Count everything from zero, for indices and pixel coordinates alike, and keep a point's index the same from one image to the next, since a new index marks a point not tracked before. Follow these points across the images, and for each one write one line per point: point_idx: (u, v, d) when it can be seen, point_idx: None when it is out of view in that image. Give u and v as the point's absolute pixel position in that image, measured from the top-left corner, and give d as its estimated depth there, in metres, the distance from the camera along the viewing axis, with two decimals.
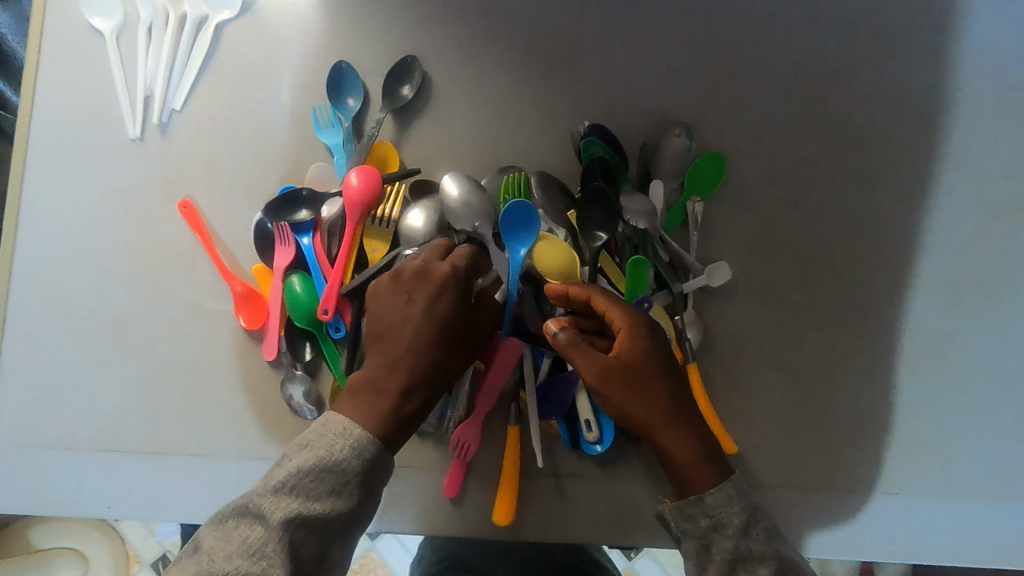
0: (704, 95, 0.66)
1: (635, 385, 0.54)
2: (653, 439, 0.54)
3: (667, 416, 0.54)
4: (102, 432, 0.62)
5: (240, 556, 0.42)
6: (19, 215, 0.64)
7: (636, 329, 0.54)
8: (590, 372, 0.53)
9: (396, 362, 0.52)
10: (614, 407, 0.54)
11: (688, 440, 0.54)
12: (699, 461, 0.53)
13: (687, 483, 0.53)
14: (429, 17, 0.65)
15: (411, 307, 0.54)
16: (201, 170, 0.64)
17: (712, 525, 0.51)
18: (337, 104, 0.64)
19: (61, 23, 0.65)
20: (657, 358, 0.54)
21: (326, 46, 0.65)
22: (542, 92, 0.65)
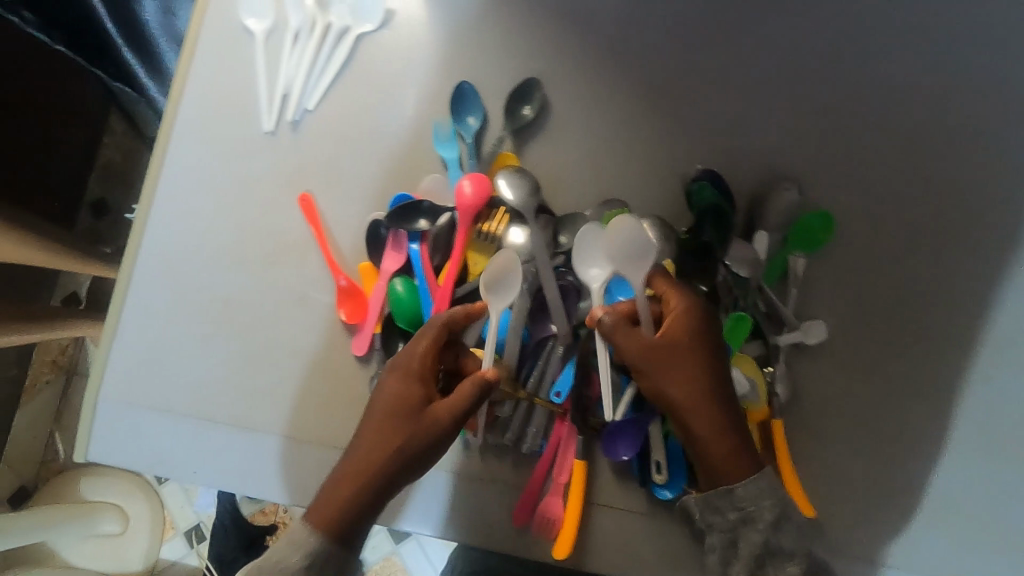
0: (819, 153, 0.66)
1: (658, 363, 0.54)
2: (684, 422, 0.54)
3: (710, 409, 0.54)
4: (197, 401, 0.66)
5: (283, 552, 0.51)
6: (154, 192, 0.69)
7: (693, 312, 0.54)
8: (628, 350, 0.53)
9: (351, 454, 0.54)
10: (649, 385, 0.54)
11: (722, 433, 0.54)
12: (737, 459, 0.53)
13: (722, 477, 0.54)
14: (558, 49, 0.68)
15: (384, 396, 0.55)
16: (323, 168, 0.68)
17: (742, 519, 0.53)
18: (458, 121, 0.67)
19: (221, 20, 0.70)
20: (697, 344, 0.54)
21: (457, 67, 0.69)
22: (655, 132, 0.67)
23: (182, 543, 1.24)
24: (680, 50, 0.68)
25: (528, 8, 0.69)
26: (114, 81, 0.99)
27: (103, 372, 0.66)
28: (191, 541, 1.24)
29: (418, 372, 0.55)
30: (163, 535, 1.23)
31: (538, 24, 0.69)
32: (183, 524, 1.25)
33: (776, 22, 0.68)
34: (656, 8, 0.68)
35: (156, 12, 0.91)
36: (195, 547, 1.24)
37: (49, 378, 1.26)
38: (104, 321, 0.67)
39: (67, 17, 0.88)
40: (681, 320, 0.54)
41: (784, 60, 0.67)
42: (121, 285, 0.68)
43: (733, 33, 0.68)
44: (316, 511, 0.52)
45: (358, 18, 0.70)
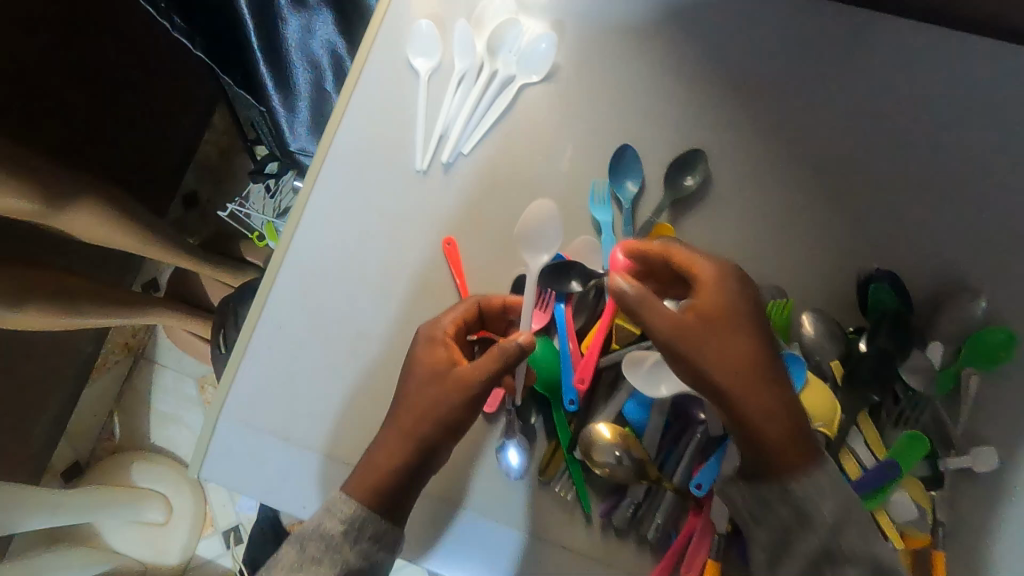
0: (1011, 267, 0.61)
1: (693, 343, 0.47)
2: (733, 408, 0.47)
3: (750, 378, 0.47)
4: (315, 433, 0.64)
5: (320, 517, 0.51)
6: (301, 217, 0.69)
7: (723, 282, 0.49)
8: (660, 322, 0.47)
9: (395, 419, 0.54)
10: (685, 372, 0.48)
11: (772, 411, 0.47)
12: (787, 437, 0.47)
13: (778, 471, 0.48)
14: (726, 121, 0.66)
15: (413, 363, 0.56)
16: (470, 213, 0.67)
17: (797, 519, 0.48)
18: (615, 183, 0.66)
19: (387, 54, 0.71)
20: (734, 317, 0.48)
21: (618, 128, 0.67)
22: (823, 218, 0.63)
23: (219, 542, 1.30)
24: (865, 138, 0.64)
25: (705, 78, 0.67)
26: (240, 90, 1.03)
27: (228, 391, 0.66)
28: (228, 542, 1.30)
29: (438, 334, 0.57)
30: (202, 531, 1.30)
31: (713, 95, 0.66)
32: (223, 522, 1.31)
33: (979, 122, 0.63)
34: (845, 92, 0.65)
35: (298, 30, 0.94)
36: (231, 549, 1.29)
37: (118, 359, 1.38)
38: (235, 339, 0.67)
39: (213, 26, 0.96)
40: (715, 287, 0.48)
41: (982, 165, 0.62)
42: (257, 305, 0.67)
43: (929, 127, 0.63)
44: (360, 475, 0.53)
45: (522, 70, 0.69)
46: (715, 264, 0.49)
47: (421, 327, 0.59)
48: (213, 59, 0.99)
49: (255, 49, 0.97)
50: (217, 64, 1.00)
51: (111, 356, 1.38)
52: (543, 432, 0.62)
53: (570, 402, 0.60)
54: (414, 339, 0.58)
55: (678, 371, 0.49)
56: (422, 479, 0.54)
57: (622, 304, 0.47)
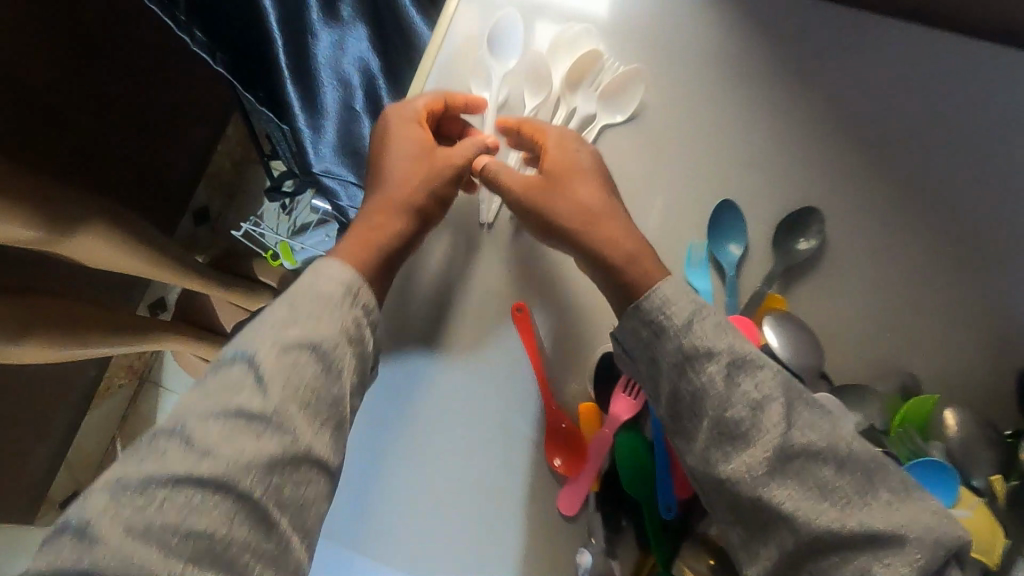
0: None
1: (555, 186, 0.54)
2: (575, 239, 0.52)
3: (603, 216, 0.52)
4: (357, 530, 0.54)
5: (311, 324, 0.44)
6: None
7: (579, 146, 0.55)
8: (506, 180, 0.55)
9: (379, 190, 0.53)
10: (550, 208, 0.53)
11: (587, 206, 0.53)
12: (637, 262, 0.50)
13: (634, 285, 0.49)
14: (844, 173, 0.57)
15: (392, 139, 0.55)
16: (545, 277, 0.58)
17: (690, 358, 0.45)
18: (716, 246, 0.56)
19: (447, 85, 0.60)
20: (583, 154, 0.55)
21: (718, 178, 0.58)
22: (960, 293, 0.54)
23: None
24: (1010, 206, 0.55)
25: (821, 126, 0.57)
26: (262, 109, 0.88)
27: None
28: None
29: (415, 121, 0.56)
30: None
31: (831, 147, 0.57)
32: None
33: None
34: (988, 151, 0.56)
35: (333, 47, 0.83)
36: None
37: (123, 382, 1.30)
38: None
39: (236, 40, 0.83)
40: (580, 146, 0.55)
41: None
42: None
43: None
44: (347, 249, 0.49)
45: (604, 107, 0.60)
46: (565, 131, 0.56)
47: (387, 114, 0.57)
48: (235, 78, 0.85)
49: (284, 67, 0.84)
50: (237, 81, 0.85)
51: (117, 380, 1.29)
52: (631, 541, 0.53)
53: (667, 510, 0.51)
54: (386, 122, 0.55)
55: (540, 237, 0.55)
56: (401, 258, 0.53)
57: (486, 180, 0.56)
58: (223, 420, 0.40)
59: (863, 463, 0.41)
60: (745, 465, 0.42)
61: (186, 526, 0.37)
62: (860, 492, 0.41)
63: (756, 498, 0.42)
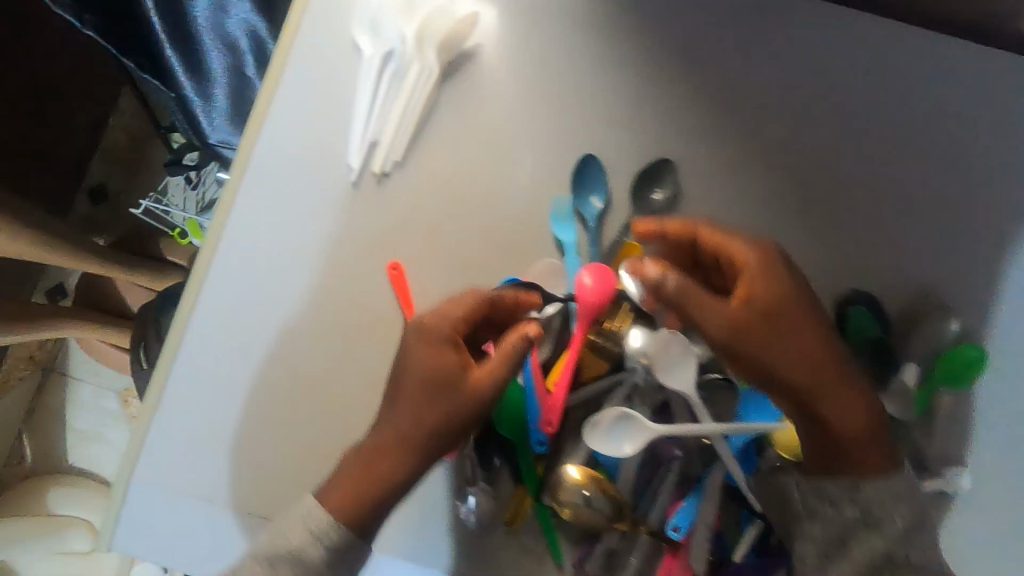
0: (989, 278, 0.59)
1: (764, 333, 0.47)
2: (814, 410, 0.47)
3: (822, 366, 0.47)
4: (245, 491, 0.57)
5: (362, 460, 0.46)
6: (224, 226, 0.59)
7: (770, 258, 0.48)
8: (714, 331, 0.46)
9: (403, 405, 0.47)
10: (757, 372, 0.47)
11: (806, 353, 0.47)
12: (873, 443, 0.48)
13: (846, 453, 0.48)
14: (695, 126, 0.61)
15: (407, 364, 0.47)
16: (416, 233, 0.59)
17: (862, 517, 0.48)
18: (579, 199, 0.59)
19: (312, 49, 0.61)
20: (772, 255, 0.49)
21: (581, 135, 0.61)
22: (794, 233, 0.59)
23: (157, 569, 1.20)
24: (844, 146, 0.60)
25: (675, 78, 0.61)
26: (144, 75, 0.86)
27: (141, 445, 0.56)
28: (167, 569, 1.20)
29: (460, 321, 0.49)
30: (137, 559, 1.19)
31: (685, 98, 0.61)
32: None
33: (959, 124, 0.60)
34: (824, 95, 0.61)
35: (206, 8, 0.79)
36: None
37: (24, 374, 1.22)
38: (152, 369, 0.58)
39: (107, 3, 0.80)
40: (763, 281, 0.48)
41: (963, 170, 0.60)
42: (174, 334, 0.58)
43: (899, 137, 0.60)
44: (345, 484, 0.45)
45: (449, 67, 0.61)
46: (754, 250, 0.48)
47: (414, 317, 0.50)
48: (110, 41, 0.82)
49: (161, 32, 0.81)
50: (113, 47, 0.83)
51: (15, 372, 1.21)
52: (507, 477, 0.58)
53: (537, 442, 0.55)
54: (404, 342, 0.48)
55: (732, 367, 0.48)
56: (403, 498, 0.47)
57: (658, 294, 0.46)
58: None
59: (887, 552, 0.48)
60: (815, 551, 0.50)
61: None
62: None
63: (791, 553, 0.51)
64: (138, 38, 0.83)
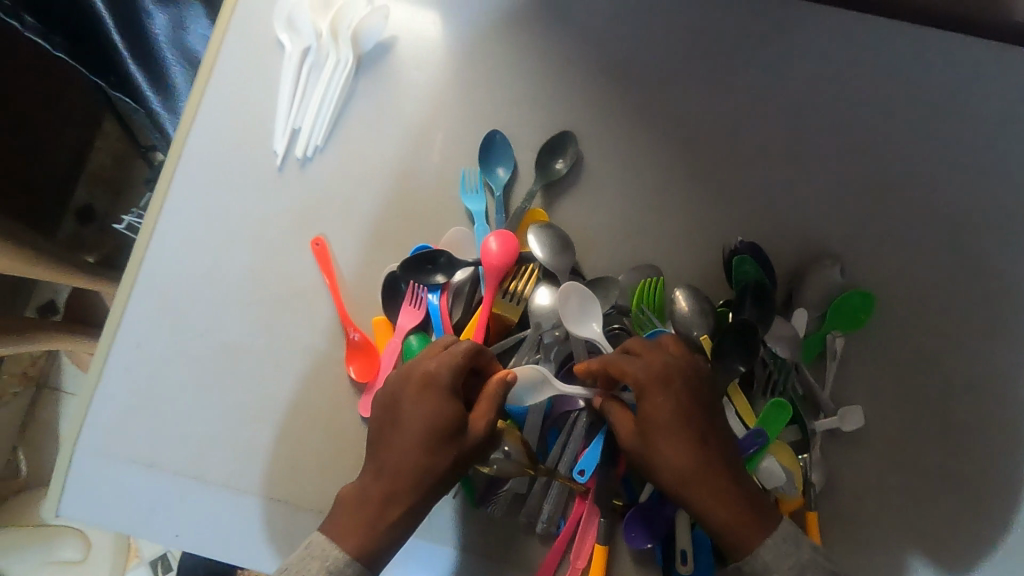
0: (875, 229, 0.63)
1: (648, 442, 0.51)
2: (690, 502, 0.50)
3: (703, 471, 0.49)
4: (180, 455, 0.60)
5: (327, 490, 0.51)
6: (160, 211, 0.64)
7: (660, 380, 0.51)
8: (622, 430, 0.52)
9: (377, 459, 0.51)
10: (646, 466, 0.51)
11: (682, 461, 0.50)
12: (750, 518, 0.49)
13: (729, 546, 0.49)
14: (592, 100, 0.65)
15: (402, 402, 0.51)
16: (337, 209, 0.64)
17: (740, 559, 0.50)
18: (486, 171, 0.64)
19: (239, 50, 0.67)
20: (671, 372, 0.51)
21: (487, 114, 0.66)
22: (688, 193, 0.63)
23: (145, 571, 1.22)
24: (732, 112, 0.65)
25: (571, 58, 0.66)
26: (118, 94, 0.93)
27: (86, 415, 0.61)
28: (155, 571, 1.23)
29: (428, 369, 0.52)
30: (127, 564, 1.22)
31: (581, 77, 0.66)
32: (149, 551, 1.23)
33: (837, 90, 0.65)
34: (709, 67, 0.66)
35: (164, 25, 0.87)
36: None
37: (16, 390, 1.26)
38: (95, 345, 0.62)
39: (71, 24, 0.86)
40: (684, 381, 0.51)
41: (842, 129, 0.65)
42: (116, 311, 0.62)
43: (781, 101, 0.65)
44: (342, 523, 0.50)
45: (364, 58, 0.67)
46: (647, 372, 0.51)
47: (411, 364, 0.53)
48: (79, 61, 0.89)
49: (121, 48, 0.87)
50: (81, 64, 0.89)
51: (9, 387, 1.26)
52: None
53: None
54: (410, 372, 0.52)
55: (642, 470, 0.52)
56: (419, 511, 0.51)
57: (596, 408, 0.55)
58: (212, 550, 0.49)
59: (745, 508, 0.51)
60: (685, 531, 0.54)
61: None
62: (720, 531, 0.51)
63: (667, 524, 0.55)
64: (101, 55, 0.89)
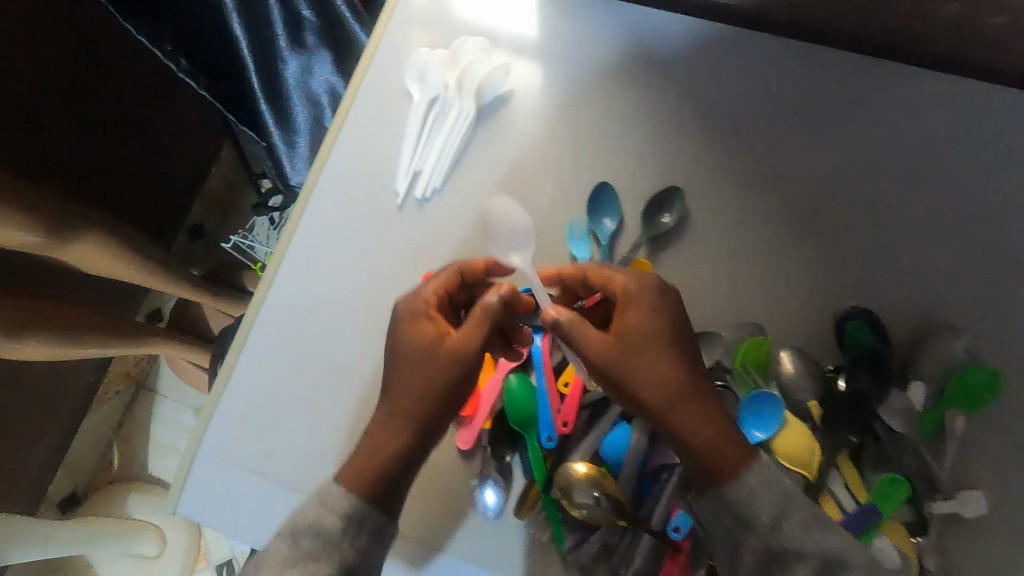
0: (1010, 309, 0.59)
1: (631, 350, 0.51)
2: (666, 426, 0.50)
3: (677, 387, 0.51)
4: (288, 466, 0.64)
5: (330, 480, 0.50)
6: (292, 238, 0.70)
7: (658, 309, 0.52)
8: (593, 343, 0.52)
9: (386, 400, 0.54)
10: (654, 409, 0.51)
11: (663, 378, 0.51)
12: (719, 425, 0.50)
13: (713, 467, 0.49)
14: (701, 157, 0.67)
15: (399, 338, 0.55)
16: (449, 247, 0.68)
17: (738, 524, 0.47)
18: (593, 221, 0.66)
19: (373, 98, 0.73)
20: (670, 315, 0.53)
21: (596, 166, 0.68)
22: (796, 254, 0.63)
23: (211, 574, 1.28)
24: (847, 175, 0.64)
25: (682, 116, 0.68)
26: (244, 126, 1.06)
27: (209, 420, 0.66)
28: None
29: (414, 302, 0.56)
30: (195, 565, 1.29)
31: (692, 135, 0.67)
32: (217, 556, 1.29)
33: (968, 157, 0.62)
34: (825, 129, 0.65)
35: (295, 70, 0.95)
36: None
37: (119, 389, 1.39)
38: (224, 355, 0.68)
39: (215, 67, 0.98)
40: (637, 303, 0.53)
41: (970, 197, 0.62)
42: (245, 326, 0.68)
43: (902, 167, 0.63)
44: (358, 467, 0.51)
45: (483, 109, 0.71)
46: (640, 297, 0.53)
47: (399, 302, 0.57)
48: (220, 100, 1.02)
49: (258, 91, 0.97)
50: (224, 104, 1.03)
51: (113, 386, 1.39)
52: (520, 471, 0.62)
53: (547, 439, 0.59)
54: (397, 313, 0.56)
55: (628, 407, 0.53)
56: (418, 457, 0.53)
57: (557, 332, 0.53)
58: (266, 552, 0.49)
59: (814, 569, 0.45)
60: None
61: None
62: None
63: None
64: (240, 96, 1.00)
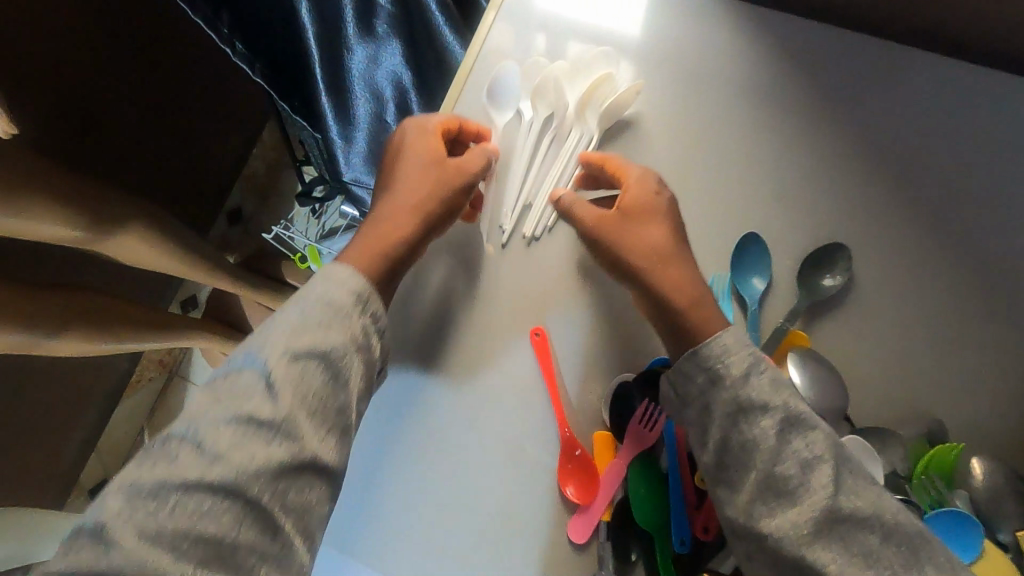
0: None
1: (612, 219, 0.52)
2: (645, 284, 0.50)
3: (666, 253, 0.51)
4: (368, 546, 0.54)
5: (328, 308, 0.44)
6: None
7: (654, 187, 0.53)
8: (582, 214, 0.53)
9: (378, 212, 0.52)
10: (616, 243, 0.51)
11: (651, 244, 0.51)
12: (706, 300, 0.49)
13: (695, 332, 0.47)
14: (870, 209, 0.56)
15: (409, 149, 0.54)
16: (563, 297, 0.58)
17: (735, 409, 0.43)
18: (739, 279, 0.56)
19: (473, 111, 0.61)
20: (657, 181, 0.53)
21: (744, 210, 0.57)
22: (976, 332, 0.54)
23: None
24: None
25: (850, 156, 0.57)
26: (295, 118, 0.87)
27: None
28: None
29: (421, 129, 0.55)
30: None
31: (861, 181, 0.57)
32: None
33: None
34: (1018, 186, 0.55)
35: (362, 58, 0.81)
36: None
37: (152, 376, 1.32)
38: None
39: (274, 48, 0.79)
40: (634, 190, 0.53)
41: None
42: None
43: None
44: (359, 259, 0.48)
45: (608, 132, 0.60)
46: (641, 173, 0.54)
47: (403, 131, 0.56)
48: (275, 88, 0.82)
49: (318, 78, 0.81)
50: (274, 90, 0.83)
51: (147, 373, 1.32)
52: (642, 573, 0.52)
53: (679, 542, 0.51)
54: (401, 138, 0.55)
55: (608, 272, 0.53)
56: (410, 257, 0.52)
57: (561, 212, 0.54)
58: (232, 426, 0.39)
59: (907, 534, 0.40)
60: (790, 524, 0.41)
61: (197, 529, 0.37)
62: (904, 564, 0.40)
63: (798, 556, 0.40)
64: (298, 84, 0.83)
